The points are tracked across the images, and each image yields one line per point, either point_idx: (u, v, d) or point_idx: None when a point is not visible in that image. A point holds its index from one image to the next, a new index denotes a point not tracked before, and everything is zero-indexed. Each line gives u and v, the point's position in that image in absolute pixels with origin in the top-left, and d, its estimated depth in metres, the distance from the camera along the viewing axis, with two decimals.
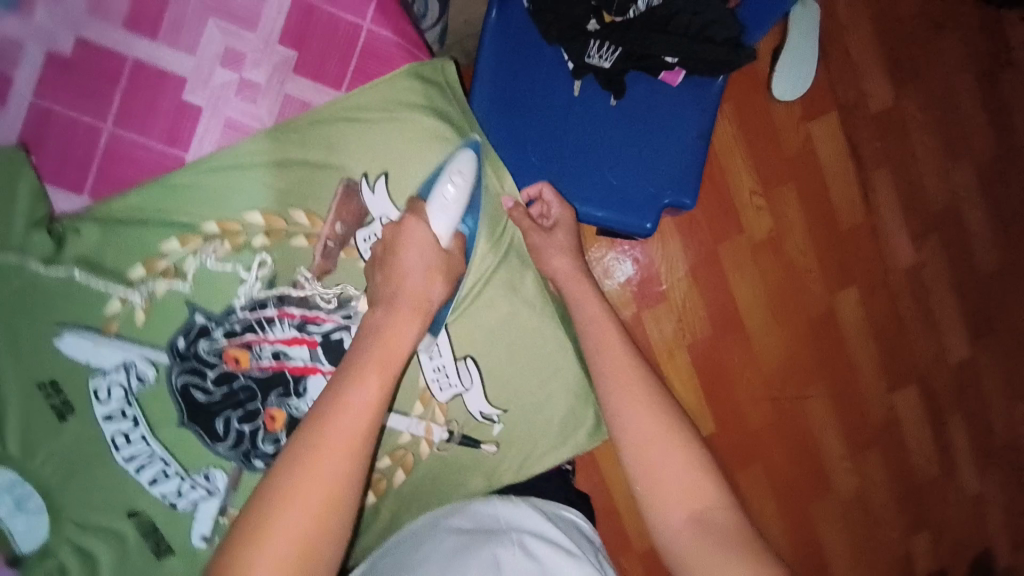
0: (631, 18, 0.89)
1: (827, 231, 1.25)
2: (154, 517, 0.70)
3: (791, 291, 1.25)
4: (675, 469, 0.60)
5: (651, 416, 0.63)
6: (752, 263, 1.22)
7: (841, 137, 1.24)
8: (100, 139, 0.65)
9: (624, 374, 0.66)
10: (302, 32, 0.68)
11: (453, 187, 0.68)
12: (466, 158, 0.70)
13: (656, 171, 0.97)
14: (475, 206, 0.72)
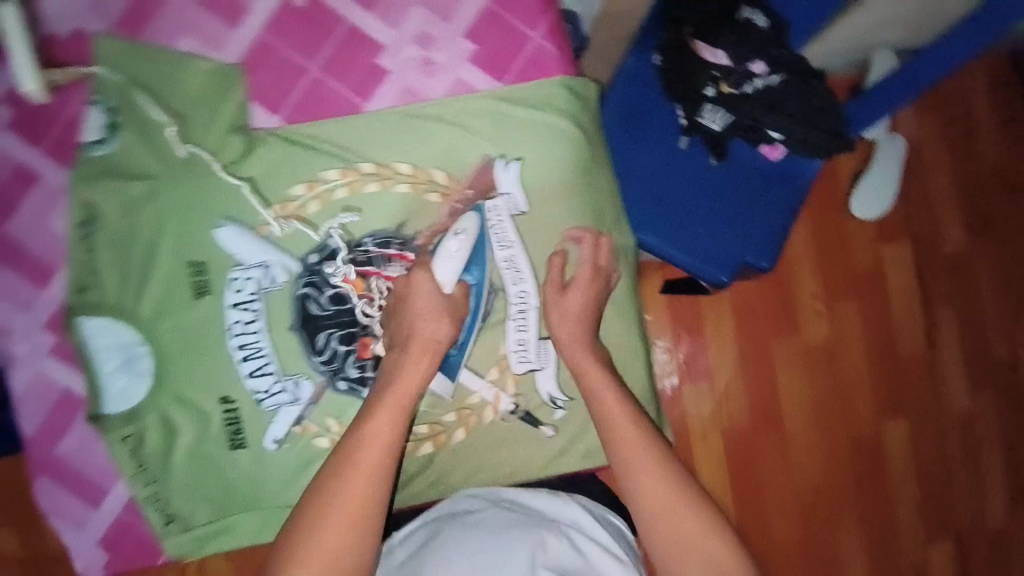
0: (746, 93, 0.97)
1: (885, 351, 1.27)
2: (240, 408, 0.77)
3: (836, 399, 1.26)
4: (683, 534, 0.63)
5: (653, 482, 0.65)
6: (803, 366, 1.25)
7: (913, 264, 1.28)
8: (303, 77, 0.75)
9: (627, 436, 0.68)
10: (486, 32, 0.77)
11: (455, 243, 0.75)
12: (467, 219, 0.76)
13: (745, 231, 1.02)
14: (481, 258, 0.77)
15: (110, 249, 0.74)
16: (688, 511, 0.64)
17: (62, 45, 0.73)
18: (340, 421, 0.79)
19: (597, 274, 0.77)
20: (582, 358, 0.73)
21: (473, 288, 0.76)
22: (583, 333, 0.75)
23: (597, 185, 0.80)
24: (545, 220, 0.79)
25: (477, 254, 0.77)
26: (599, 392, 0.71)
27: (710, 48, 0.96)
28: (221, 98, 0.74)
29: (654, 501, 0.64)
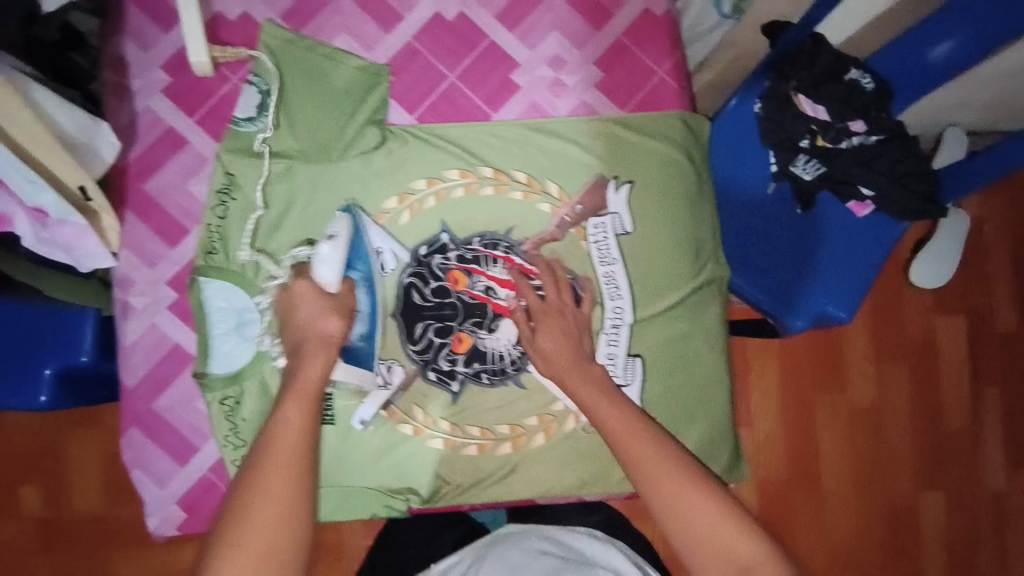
0: (842, 148, 1.00)
1: (928, 421, 1.26)
2: (334, 384, 0.79)
3: (875, 464, 1.24)
4: (710, 530, 0.61)
5: (672, 477, 0.63)
6: (846, 426, 1.24)
7: (965, 338, 1.27)
8: (441, 84, 0.81)
9: (636, 435, 0.66)
10: (614, 62, 0.81)
11: (329, 245, 0.70)
12: (336, 219, 0.75)
13: (828, 281, 1.04)
14: (361, 250, 0.75)
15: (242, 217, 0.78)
16: (712, 505, 0.62)
17: (231, 25, 0.78)
18: (427, 411, 0.80)
19: (563, 310, 0.75)
20: (570, 368, 0.72)
21: (361, 283, 0.74)
22: (573, 360, 0.73)
23: (702, 217, 0.82)
24: (647, 242, 0.81)
25: (359, 249, 0.75)
26: (582, 392, 0.70)
27: (811, 102, 1.00)
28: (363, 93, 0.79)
29: (659, 488, 0.62)
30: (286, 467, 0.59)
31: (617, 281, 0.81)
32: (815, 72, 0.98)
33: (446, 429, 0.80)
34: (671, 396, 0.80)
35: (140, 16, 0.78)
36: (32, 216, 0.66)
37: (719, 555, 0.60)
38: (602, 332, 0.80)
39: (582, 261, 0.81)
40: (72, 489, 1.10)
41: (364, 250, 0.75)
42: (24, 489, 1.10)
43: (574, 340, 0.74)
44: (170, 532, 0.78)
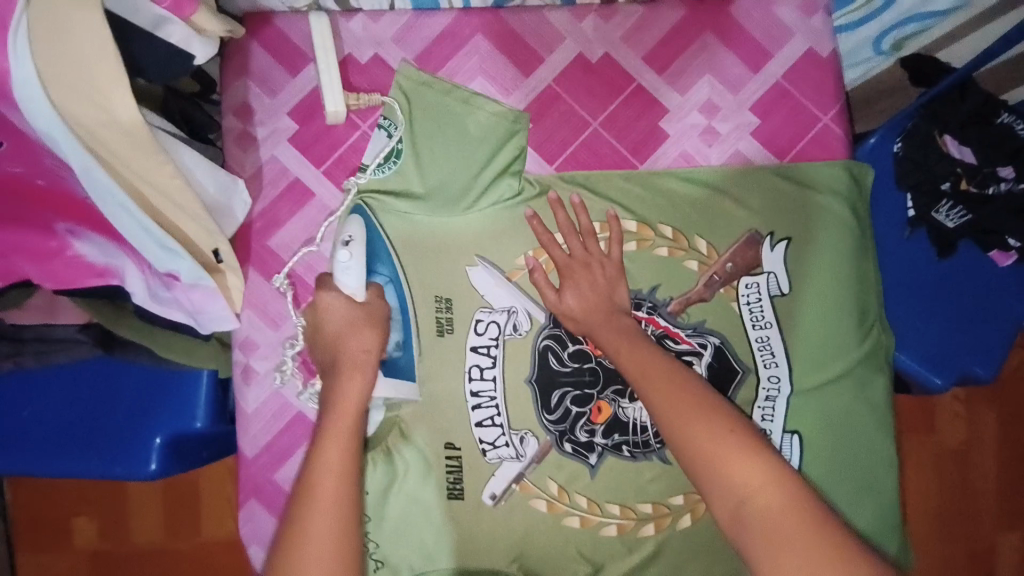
0: (989, 196, 0.87)
1: (1015, 459, 1.18)
2: (464, 455, 0.73)
3: (957, 507, 1.18)
4: (716, 449, 0.58)
5: (676, 393, 0.61)
6: (931, 467, 1.18)
7: None
8: (584, 131, 0.76)
9: (645, 364, 0.64)
10: (774, 107, 0.76)
11: (348, 252, 0.67)
12: (350, 219, 0.70)
13: (973, 335, 0.95)
14: (381, 251, 0.72)
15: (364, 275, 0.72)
16: (720, 425, 0.59)
17: (362, 69, 0.73)
18: (564, 486, 0.73)
19: (590, 261, 0.71)
20: (645, 365, 0.64)
21: (391, 284, 0.72)
22: (602, 307, 0.69)
23: (864, 277, 0.76)
24: (806, 306, 0.75)
25: (377, 251, 0.71)
26: (609, 339, 0.67)
27: (958, 143, 0.88)
28: (501, 139, 0.73)
29: (662, 405, 0.61)
30: (326, 515, 0.52)
31: (772, 347, 0.74)
32: (961, 111, 0.86)
33: (583, 505, 0.73)
34: (834, 473, 0.73)
35: (264, 55, 0.72)
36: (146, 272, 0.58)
37: (727, 479, 0.57)
38: (755, 404, 0.73)
39: (734, 324, 0.74)
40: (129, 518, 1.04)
41: (384, 252, 0.72)
42: (76, 520, 1.03)
43: (603, 292, 0.70)
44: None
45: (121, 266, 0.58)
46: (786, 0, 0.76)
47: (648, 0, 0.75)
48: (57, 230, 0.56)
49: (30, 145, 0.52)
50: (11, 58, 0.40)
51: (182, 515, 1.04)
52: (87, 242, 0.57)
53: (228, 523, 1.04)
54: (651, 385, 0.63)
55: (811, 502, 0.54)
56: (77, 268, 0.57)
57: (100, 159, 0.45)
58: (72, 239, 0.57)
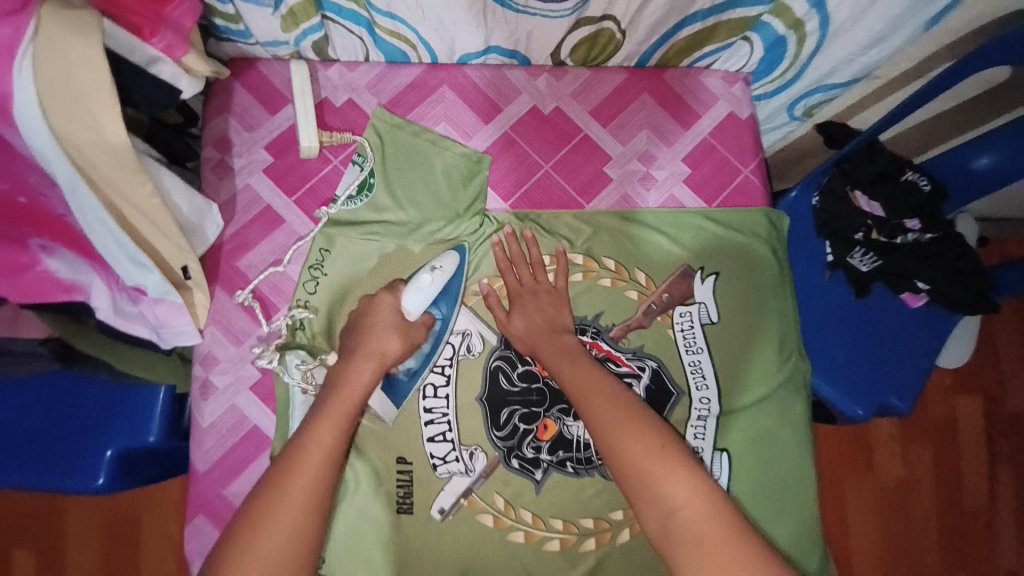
0: (896, 244, 1.03)
1: (951, 499, 1.26)
2: (415, 470, 0.77)
3: (894, 542, 1.25)
4: (645, 460, 0.63)
5: (613, 406, 0.67)
6: (876, 504, 1.25)
7: (986, 418, 1.28)
8: (536, 172, 0.84)
9: (591, 379, 0.70)
10: (701, 159, 0.87)
11: (430, 277, 0.76)
12: (452, 260, 0.77)
13: (889, 372, 1.05)
14: (453, 295, 0.79)
15: (331, 294, 0.78)
16: (651, 437, 0.65)
17: (336, 111, 0.81)
18: (509, 501, 0.77)
19: (537, 290, 0.78)
20: (586, 386, 0.70)
21: (439, 322, 0.78)
22: (549, 328, 0.75)
23: (785, 310, 0.84)
24: (733, 334, 0.82)
25: (449, 290, 0.78)
26: (557, 361, 0.72)
27: (868, 198, 1.05)
28: (466, 178, 0.81)
29: (600, 417, 0.67)
30: (291, 503, 0.61)
31: (703, 371, 0.81)
32: (869, 171, 1.04)
33: (528, 520, 0.77)
34: (760, 490, 0.79)
35: (249, 97, 0.79)
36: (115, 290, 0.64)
37: (657, 492, 0.62)
38: (688, 424, 0.79)
39: (669, 349, 0.81)
40: (70, 550, 1.09)
41: (456, 296, 0.79)
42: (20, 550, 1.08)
43: (547, 316, 0.76)
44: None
45: (87, 283, 0.62)
46: (711, 71, 0.88)
47: (594, 64, 0.86)
48: (30, 245, 0.59)
49: (16, 166, 0.56)
50: (13, 82, 0.45)
51: (122, 555, 1.09)
52: (57, 258, 0.60)
53: (167, 565, 1.09)
54: (591, 404, 0.68)
55: (721, 512, 0.61)
56: (43, 281, 0.60)
57: (85, 176, 0.50)
58: (43, 255, 0.59)
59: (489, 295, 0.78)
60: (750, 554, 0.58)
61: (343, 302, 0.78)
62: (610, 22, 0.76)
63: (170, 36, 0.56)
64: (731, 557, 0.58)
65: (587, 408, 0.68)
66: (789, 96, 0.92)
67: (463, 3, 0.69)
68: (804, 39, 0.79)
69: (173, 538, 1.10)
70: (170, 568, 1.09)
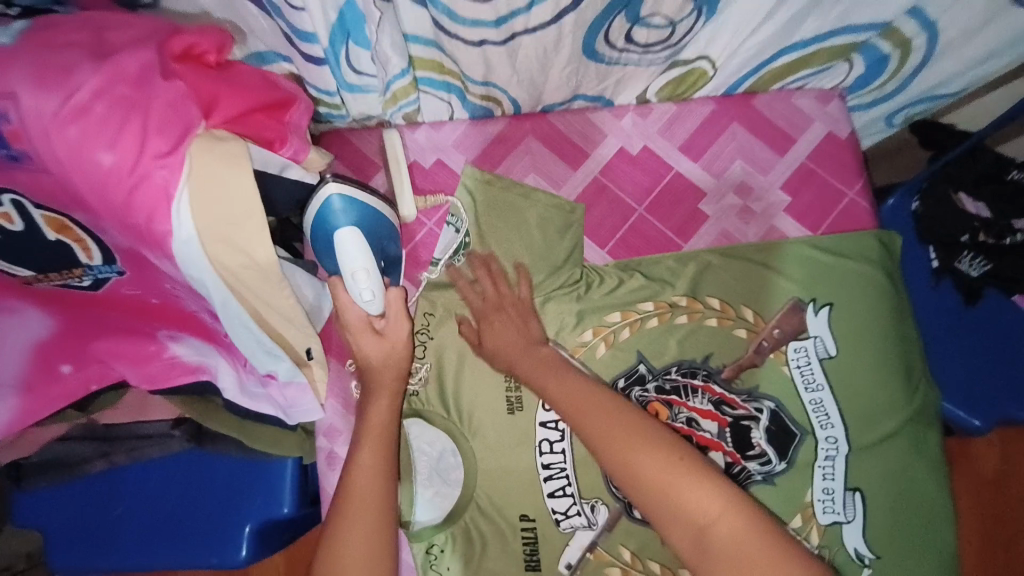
0: (1007, 246, 0.95)
1: None
2: (538, 526, 0.77)
3: (1006, 541, 1.17)
4: (651, 475, 0.56)
5: (605, 421, 0.61)
6: (992, 520, 1.17)
7: None
8: (630, 216, 0.83)
9: (572, 387, 0.65)
10: (802, 185, 0.83)
11: (363, 278, 0.67)
12: (357, 232, 0.66)
13: (1010, 379, 0.99)
14: (373, 218, 0.68)
15: (442, 358, 0.80)
16: (649, 448, 0.58)
17: (426, 172, 0.82)
18: (635, 552, 0.77)
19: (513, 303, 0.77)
20: (578, 401, 0.64)
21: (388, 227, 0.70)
22: (524, 342, 0.73)
23: (905, 337, 0.80)
24: (855, 366, 0.78)
25: (370, 228, 0.68)
26: (540, 376, 0.68)
27: (974, 200, 0.97)
28: (561, 230, 0.80)
29: (592, 431, 0.61)
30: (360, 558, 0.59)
31: (826, 409, 0.78)
32: (972, 171, 0.96)
33: (656, 571, 0.76)
34: (899, 529, 0.75)
35: (340, 168, 0.81)
36: (239, 371, 0.68)
37: (676, 511, 0.55)
38: (815, 464, 0.76)
39: (786, 387, 0.78)
40: None
41: (390, 222, 0.71)
42: None
43: (523, 330, 0.74)
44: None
45: (213, 364, 0.67)
46: (803, 92, 0.85)
47: (680, 99, 0.84)
48: (160, 336, 0.67)
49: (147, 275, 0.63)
50: (174, 223, 0.47)
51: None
52: (183, 344, 0.67)
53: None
54: (585, 421, 0.62)
55: (750, 515, 0.54)
56: (173, 367, 0.65)
57: (237, 292, 0.53)
58: (171, 343, 0.66)
59: (464, 325, 0.78)
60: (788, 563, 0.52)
61: (463, 368, 0.80)
62: (705, 61, 0.74)
63: (297, 142, 0.61)
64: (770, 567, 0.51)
65: (579, 424, 0.63)
66: (888, 107, 0.88)
67: (559, 64, 0.67)
68: (909, 55, 0.75)
69: None
70: None
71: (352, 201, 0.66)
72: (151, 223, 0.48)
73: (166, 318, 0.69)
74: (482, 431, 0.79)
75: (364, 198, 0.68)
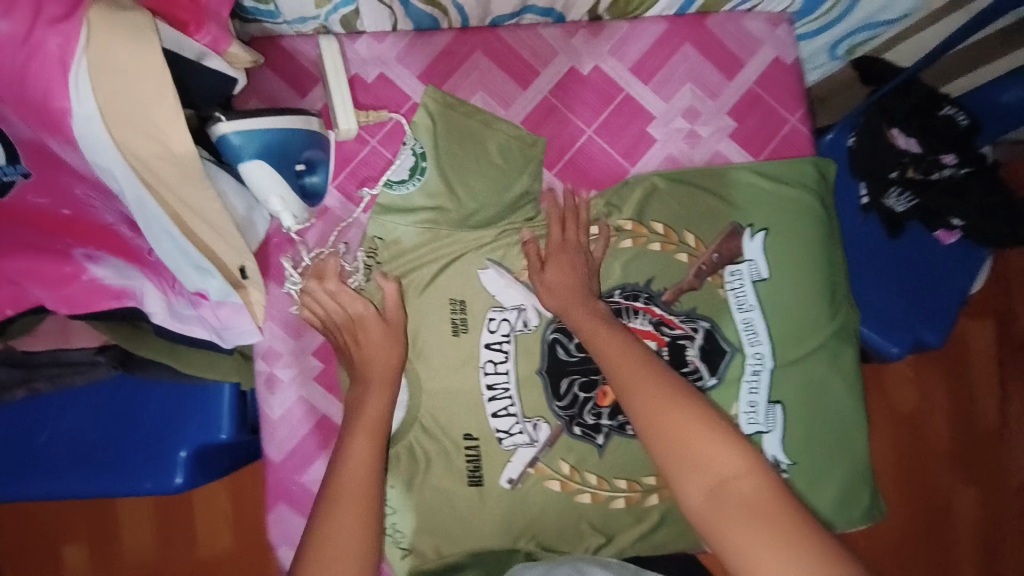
0: (933, 180, 1.01)
1: (963, 426, 1.32)
2: (481, 444, 0.79)
3: (911, 461, 1.31)
4: (677, 423, 0.58)
5: (638, 367, 0.63)
6: (891, 432, 1.32)
7: (995, 347, 1.32)
8: (579, 138, 0.82)
9: (615, 341, 0.66)
10: (748, 112, 0.84)
11: (280, 203, 0.64)
12: (266, 163, 0.61)
13: (922, 307, 1.07)
14: (274, 140, 0.61)
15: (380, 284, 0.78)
16: (680, 400, 0.59)
17: (367, 87, 0.78)
18: (574, 466, 0.80)
19: (575, 249, 0.76)
20: (611, 344, 0.66)
21: (301, 131, 0.64)
22: (576, 297, 0.71)
23: (833, 262, 0.84)
24: (784, 287, 0.82)
25: (282, 150, 0.62)
26: (583, 321, 0.69)
27: (905, 135, 1.01)
28: (523, 165, 0.80)
29: (624, 373, 0.63)
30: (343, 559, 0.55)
31: (756, 327, 0.81)
32: (907, 105, 1.01)
33: (594, 481, 0.80)
34: (814, 439, 0.81)
35: (272, 78, 0.75)
36: (168, 293, 0.65)
37: (697, 462, 0.56)
38: (743, 379, 0.80)
39: (721, 309, 0.81)
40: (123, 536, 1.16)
41: (299, 127, 0.63)
42: (70, 547, 1.16)
43: (579, 278, 0.73)
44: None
45: (138, 288, 0.63)
46: (755, 14, 0.84)
47: (633, 16, 0.82)
48: (74, 255, 0.62)
49: (58, 178, 0.57)
50: (73, 100, 0.43)
51: (174, 526, 1.17)
52: (103, 266, 0.62)
53: (221, 538, 1.17)
54: (616, 365, 0.64)
55: (772, 482, 0.54)
56: (94, 291, 0.61)
57: (155, 193, 0.49)
58: (90, 264, 0.62)
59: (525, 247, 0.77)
60: (812, 536, 0.50)
61: (409, 292, 0.79)
62: None
63: (215, 29, 0.56)
64: (781, 528, 0.50)
65: (607, 368, 0.65)
66: (836, 36, 0.88)
67: None
68: None
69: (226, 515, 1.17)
70: (225, 542, 1.17)
71: (243, 134, 0.59)
72: (47, 99, 0.43)
73: (78, 233, 0.63)
74: (427, 353, 0.79)
75: (261, 122, 0.60)
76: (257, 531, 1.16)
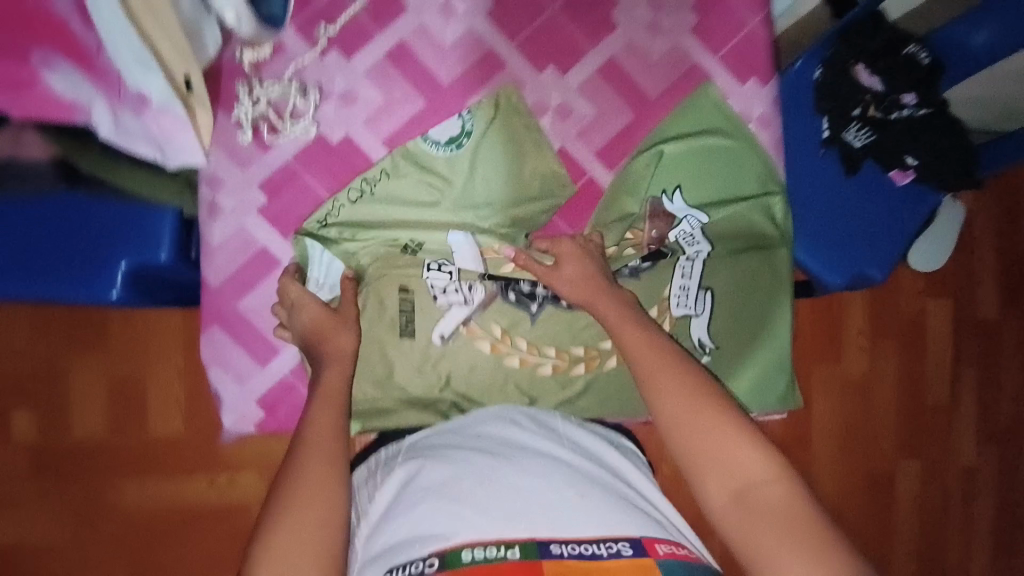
0: (891, 119, 1.04)
1: (912, 399, 1.36)
2: (415, 298, 0.81)
3: (856, 422, 1.34)
4: (708, 433, 0.61)
5: (670, 370, 0.66)
6: (840, 393, 1.33)
7: (950, 319, 1.36)
8: (542, 13, 0.85)
9: (648, 344, 0.68)
10: (710, 8, 0.87)
11: None
12: None
13: (871, 243, 1.09)
14: None
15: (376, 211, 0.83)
16: (710, 408, 0.62)
17: None
18: (506, 330, 0.82)
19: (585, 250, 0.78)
20: (641, 344, 0.69)
21: None
22: (590, 285, 0.75)
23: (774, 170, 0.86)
24: (716, 181, 0.86)
25: None
26: (610, 316, 0.72)
27: (869, 72, 1.03)
28: (540, 189, 0.84)
29: (654, 374, 0.66)
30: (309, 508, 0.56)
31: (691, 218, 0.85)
32: (874, 43, 1.03)
33: (523, 348, 0.83)
34: (736, 329, 0.85)
35: None
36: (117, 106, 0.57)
37: (724, 469, 0.59)
38: (677, 263, 0.84)
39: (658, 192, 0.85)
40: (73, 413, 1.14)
41: None
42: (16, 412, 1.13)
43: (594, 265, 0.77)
44: (245, 429, 0.84)
45: (89, 103, 0.55)
46: None
47: None
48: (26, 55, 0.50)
49: None
50: None
51: (126, 402, 1.14)
52: (58, 73, 0.52)
53: (172, 420, 1.15)
54: (646, 363, 0.67)
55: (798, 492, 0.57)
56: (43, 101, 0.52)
57: None
58: (43, 69, 0.51)
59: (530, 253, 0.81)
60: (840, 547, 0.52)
61: (389, 175, 0.83)
62: None
63: None
64: (798, 535, 0.53)
65: (636, 368, 0.67)
66: None
67: None
68: None
69: (179, 401, 1.15)
70: (176, 427, 1.15)
71: None
72: None
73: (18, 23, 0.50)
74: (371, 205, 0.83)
75: None
76: (207, 416, 1.15)
